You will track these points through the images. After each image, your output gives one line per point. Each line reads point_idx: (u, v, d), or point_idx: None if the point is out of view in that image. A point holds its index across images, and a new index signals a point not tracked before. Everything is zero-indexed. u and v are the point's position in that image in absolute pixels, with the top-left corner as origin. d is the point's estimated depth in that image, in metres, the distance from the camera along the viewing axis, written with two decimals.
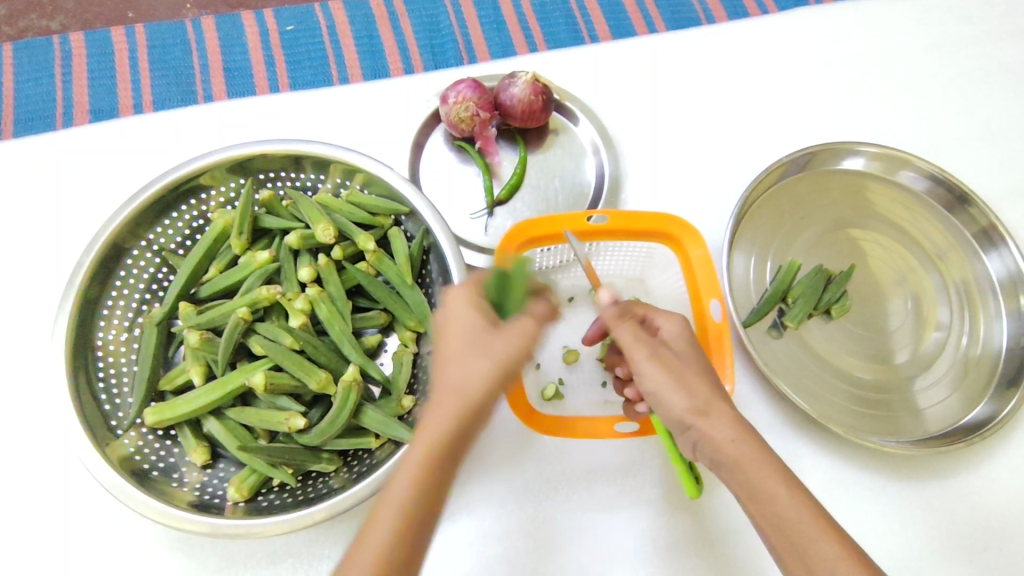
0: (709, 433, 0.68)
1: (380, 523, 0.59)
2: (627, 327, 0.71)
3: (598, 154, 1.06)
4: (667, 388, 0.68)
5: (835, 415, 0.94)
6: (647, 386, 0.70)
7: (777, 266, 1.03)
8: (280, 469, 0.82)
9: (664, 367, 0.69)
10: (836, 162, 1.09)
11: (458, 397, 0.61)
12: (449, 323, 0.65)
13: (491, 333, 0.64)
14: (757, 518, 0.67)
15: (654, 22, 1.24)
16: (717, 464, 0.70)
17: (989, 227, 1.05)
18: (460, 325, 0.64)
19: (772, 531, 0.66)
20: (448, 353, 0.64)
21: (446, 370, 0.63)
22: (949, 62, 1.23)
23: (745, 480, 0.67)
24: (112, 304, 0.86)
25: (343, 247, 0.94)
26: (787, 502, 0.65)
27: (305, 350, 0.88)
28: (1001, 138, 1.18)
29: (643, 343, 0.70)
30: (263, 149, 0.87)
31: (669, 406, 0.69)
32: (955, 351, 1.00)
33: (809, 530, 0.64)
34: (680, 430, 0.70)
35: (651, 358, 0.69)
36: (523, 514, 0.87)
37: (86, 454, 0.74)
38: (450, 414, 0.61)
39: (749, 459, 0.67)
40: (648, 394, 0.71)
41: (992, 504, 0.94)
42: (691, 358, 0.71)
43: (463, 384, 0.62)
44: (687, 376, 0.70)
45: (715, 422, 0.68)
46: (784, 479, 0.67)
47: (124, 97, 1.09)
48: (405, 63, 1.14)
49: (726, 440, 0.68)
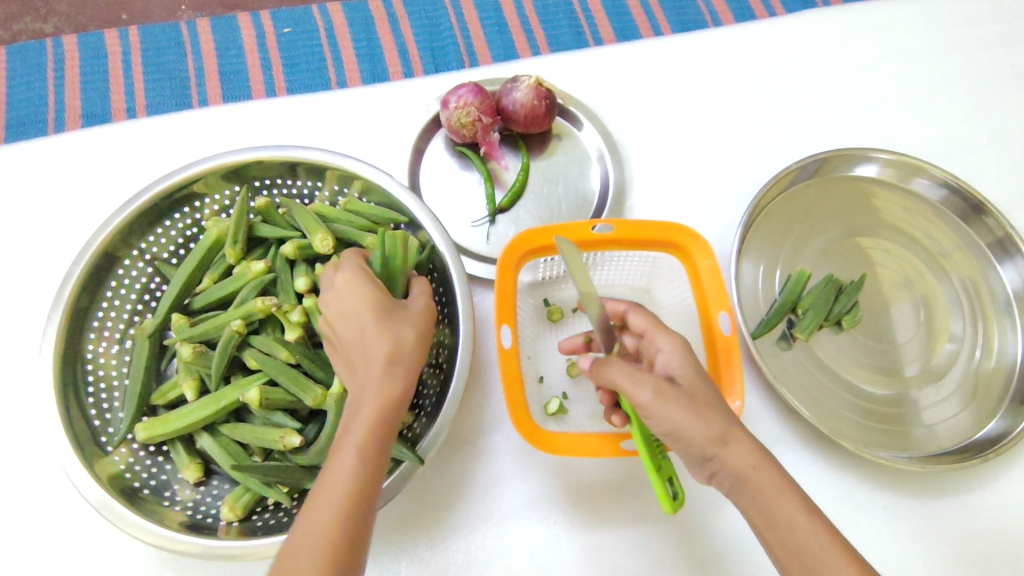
0: (730, 459, 0.65)
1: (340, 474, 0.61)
2: (618, 371, 0.68)
3: (603, 161, 1.04)
4: (681, 420, 0.65)
5: (845, 429, 0.92)
6: (660, 423, 0.66)
7: (786, 275, 1.00)
8: (276, 487, 0.79)
9: (673, 399, 0.66)
10: (847, 169, 1.06)
11: (397, 363, 0.67)
12: (353, 303, 0.71)
13: (407, 311, 0.72)
14: (773, 545, 0.64)
15: (660, 24, 1.21)
16: (733, 490, 0.67)
17: (1005, 238, 1.02)
18: (364, 303, 0.70)
19: (786, 555, 0.63)
20: (373, 329, 0.69)
21: (371, 340, 0.68)
22: (961, 65, 1.20)
23: (764, 504, 0.64)
24: (103, 315, 0.83)
25: (311, 275, 0.90)
26: (804, 525, 0.63)
27: (301, 364, 0.85)
28: (1014, 143, 1.15)
29: (644, 379, 0.67)
30: (258, 156, 0.84)
31: (690, 441, 0.66)
32: (968, 364, 0.97)
33: (828, 555, 0.61)
34: (700, 462, 0.67)
35: (655, 392, 0.66)
36: (523, 532, 0.84)
37: (74, 471, 0.72)
38: (387, 377, 0.66)
39: (770, 486, 0.65)
40: (665, 432, 0.67)
41: (1008, 521, 0.92)
42: (698, 388, 0.68)
43: (394, 349, 0.68)
44: (703, 407, 0.67)
45: (733, 447, 0.66)
46: (801, 502, 0.65)
47: (116, 101, 1.06)
48: (404, 66, 1.11)
49: (747, 466, 0.65)
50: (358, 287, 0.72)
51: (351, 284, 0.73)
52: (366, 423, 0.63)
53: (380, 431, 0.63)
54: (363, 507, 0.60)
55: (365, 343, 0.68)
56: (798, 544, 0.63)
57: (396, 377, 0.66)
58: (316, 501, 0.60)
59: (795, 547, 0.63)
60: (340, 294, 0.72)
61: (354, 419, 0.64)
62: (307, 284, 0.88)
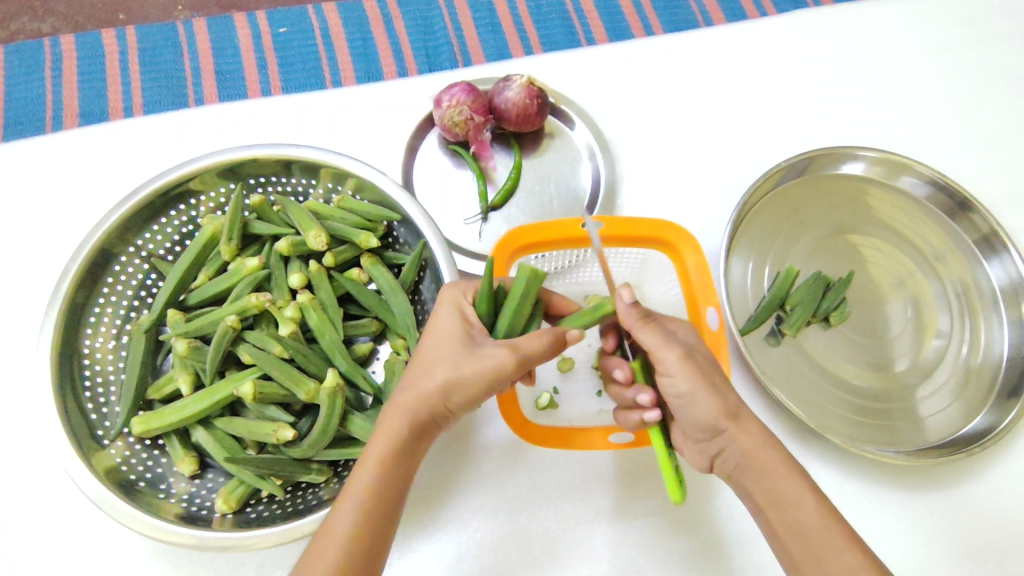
0: (740, 438, 0.69)
1: (350, 493, 0.63)
2: (651, 331, 0.70)
3: (594, 158, 1.05)
4: (699, 391, 0.69)
5: (833, 424, 0.93)
6: (681, 388, 0.69)
7: (775, 271, 1.02)
8: (269, 480, 0.80)
9: (697, 370, 0.69)
10: (835, 167, 1.08)
11: (411, 405, 0.67)
12: (423, 338, 0.72)
13: (467, 353, 0.68)
14: (775, 523, 0.67)
15: (652, 24, 1.22)
16: (739, 470, 0.70)
17: (990, 234, 1.03)
18: (432, 337, 0.71)
19: (787, 533, 0.66)
20: (423, 358, 0.69)
21: (416, 370, 0.69)
22: (951, 65, 1.22)
23: (771, 485, 0.68)
24: (100, 311, 0.85)
25: (303, 272, 0.91)
26: (809, 506, 0.66)
27: (294, 359, 0.87)
28: (1002, 142, 1.17)
29: (674, 344, 0.70)
30: (253, 153, 0.86)
31: (704, 411, 0.69)
32: (956, 359, 0.98)
33: (828, 535, 0.64)
34: (707, 437, 0.71)
35: (681, 358, 0.69)
36: (515, 524, 0.85)
37: (73, 465, 0.73)
38: (398, 419, 0.66)
39: (776, 466, 0.68)
40: (680, 396, 0.70)
41: (993, 514, 0.93)
42: (714, 364, 0.72)
43: (420, 388, 0.67)
44: (720, 384, 0.70)
45: (745, 428, 0.69)
46: (807, 484, 0.67)
47: (114, 101, 1.07)
48: (398, 66, 1.13)
49: (756, 446, 0.69)
50: (436, 322, 0.72)
51: (443, 314, 0.73)
52: (378, 457, 0.64)
53: (389, 473, 0.64)
54: (368, 552, 0.62)
55: (411, 371, 0.69)
56: (801, 523, 0.65)
57: (413, 417, 0.67)
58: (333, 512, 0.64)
59: (798, 529, 0.65)
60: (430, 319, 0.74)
61: (364, 461, 0.65)
62: (301, 279, 0.90)
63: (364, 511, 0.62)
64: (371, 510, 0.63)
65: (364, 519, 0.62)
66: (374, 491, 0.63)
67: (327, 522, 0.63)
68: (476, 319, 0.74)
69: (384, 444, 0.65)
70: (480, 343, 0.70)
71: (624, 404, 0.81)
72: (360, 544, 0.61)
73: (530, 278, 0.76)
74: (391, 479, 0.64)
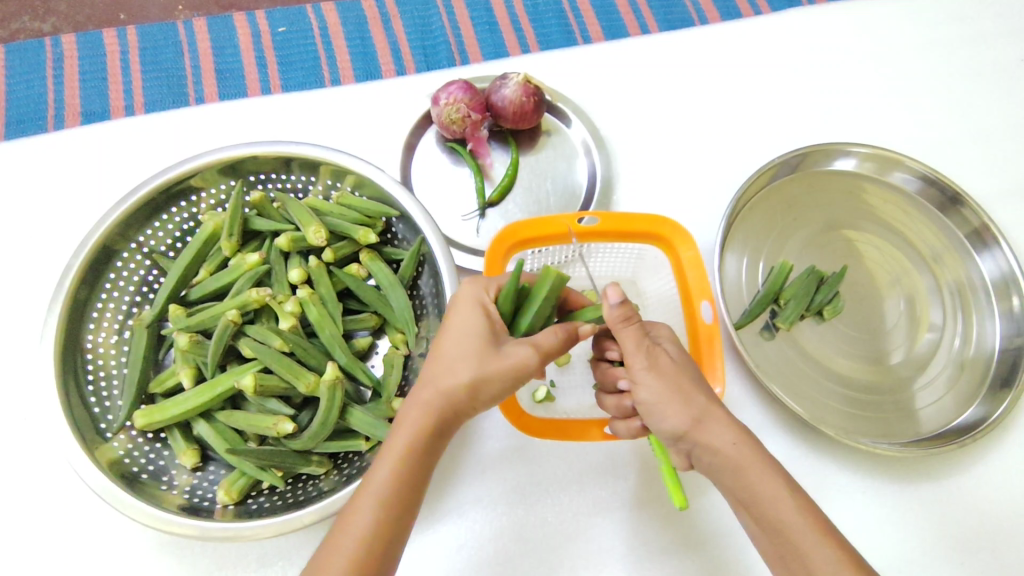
0: (707, 441, 0.69)
1: (371, 489, 0.64)
2: (630, 335, 0.70)
3: (589, 154, 1.06)
4: (661, 402, 0.70)
5: (826, 417, 0.94)
6: (644, 397, 0.71)
7: (769, 267, 1.03)
8: (269, 472, 0.81)
9: (663, 382, 0.70)
10: (828, 163, 1.09)
11: (434, 402, 0.68)
12: (444, 332, 0.72)
13: (489, 350, 0.70)
14: (758, 523, 0.68)
15: (648, 23, 1.24)
16: (715, 470, 0.70)
17: (981, 228, 1.04)
18: (457, 332, 0.71)
19: (770, 532, 0.67)
20: (449, 351, 0.70)
21: (441, 365, 0.69)
22: (943, 63, 1.23)
23: (748, 484, 0.68)
24: (103, 305, 0.86)
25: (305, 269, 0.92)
26: (789, 504, 0.67)
27: (295, 352, 0.88)
28: (993, 137, 1.18)
29: (644, 353, 0.71)
30: (253, 151, 0.87)
31: (666, 419, 0.70)
32: (949, 352, 1.00)
33: (808, 532, 0.65)
34: (673, 441, 0.72)
35: (648, 369, 0.71)
36: (513, 516, 0.87)
37: (75, 458, 0.74)
38: (419, 416, 0.67)
39: (749, 464, 0.68)
40: (646, 404, 0.72)
41: (984, 505, 0.94)
42: (684, 367, 0.72)
43: (443, 384, 0.68)
44: (684, 389, 0.70)
45: (715, 428, 0.69)
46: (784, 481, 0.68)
47: (115, 100, 1.08)
48: (397, 64, 1.14)
49: (726, 445, 0.69)
50: (457, 317, 0.73)
51: (466, 310, 0.73)
52: (400, 452, 0.66)
53: (410, 470, 0.65)
54: (387, 546, 0.63)
55: (436, 363, 0.70)
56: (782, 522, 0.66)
57: (434, 415, 0.68)
58: (353, 504, 0.64)
59: (781, 527, 0.66)
60: (454, 311, 0.74)
61: (387, 456, 0.66)
62: (302, 275, 0.91)
63: (384, 506, 0.63)
64: (392, 508, 0.64)
65: (385, 514, 0.63)
66: (395, 489, 0.64)
67: (345, 513, 0.64)
68: (496, 314, 0.75)
69: (406, 440, 0.66)
70: (503, 341, 0.71)
71: (620, 412, 0.80)
72: (383, 538, 0.63)
73: (560, 276, 0.79)
74: (411, 478, 0.65)
